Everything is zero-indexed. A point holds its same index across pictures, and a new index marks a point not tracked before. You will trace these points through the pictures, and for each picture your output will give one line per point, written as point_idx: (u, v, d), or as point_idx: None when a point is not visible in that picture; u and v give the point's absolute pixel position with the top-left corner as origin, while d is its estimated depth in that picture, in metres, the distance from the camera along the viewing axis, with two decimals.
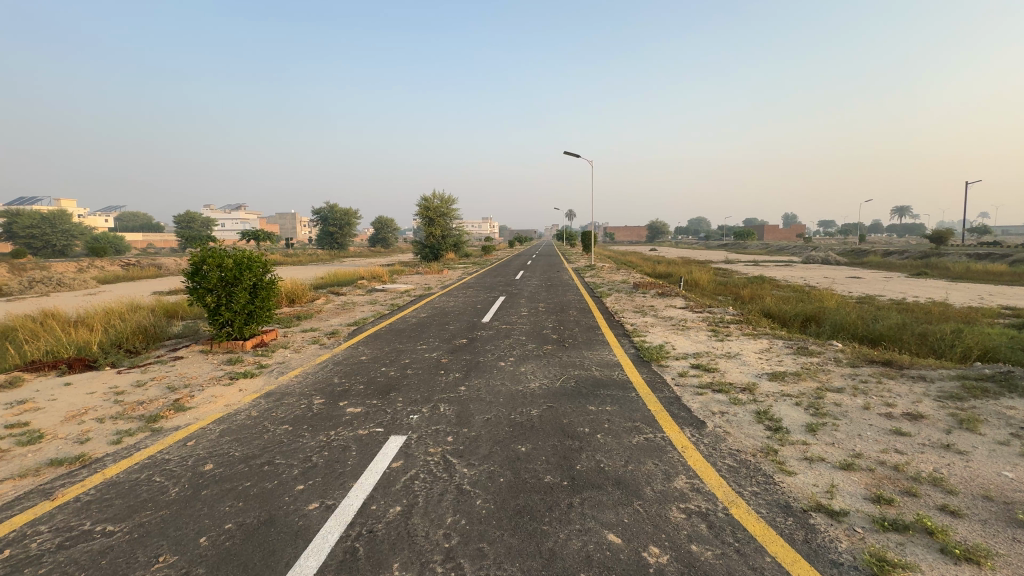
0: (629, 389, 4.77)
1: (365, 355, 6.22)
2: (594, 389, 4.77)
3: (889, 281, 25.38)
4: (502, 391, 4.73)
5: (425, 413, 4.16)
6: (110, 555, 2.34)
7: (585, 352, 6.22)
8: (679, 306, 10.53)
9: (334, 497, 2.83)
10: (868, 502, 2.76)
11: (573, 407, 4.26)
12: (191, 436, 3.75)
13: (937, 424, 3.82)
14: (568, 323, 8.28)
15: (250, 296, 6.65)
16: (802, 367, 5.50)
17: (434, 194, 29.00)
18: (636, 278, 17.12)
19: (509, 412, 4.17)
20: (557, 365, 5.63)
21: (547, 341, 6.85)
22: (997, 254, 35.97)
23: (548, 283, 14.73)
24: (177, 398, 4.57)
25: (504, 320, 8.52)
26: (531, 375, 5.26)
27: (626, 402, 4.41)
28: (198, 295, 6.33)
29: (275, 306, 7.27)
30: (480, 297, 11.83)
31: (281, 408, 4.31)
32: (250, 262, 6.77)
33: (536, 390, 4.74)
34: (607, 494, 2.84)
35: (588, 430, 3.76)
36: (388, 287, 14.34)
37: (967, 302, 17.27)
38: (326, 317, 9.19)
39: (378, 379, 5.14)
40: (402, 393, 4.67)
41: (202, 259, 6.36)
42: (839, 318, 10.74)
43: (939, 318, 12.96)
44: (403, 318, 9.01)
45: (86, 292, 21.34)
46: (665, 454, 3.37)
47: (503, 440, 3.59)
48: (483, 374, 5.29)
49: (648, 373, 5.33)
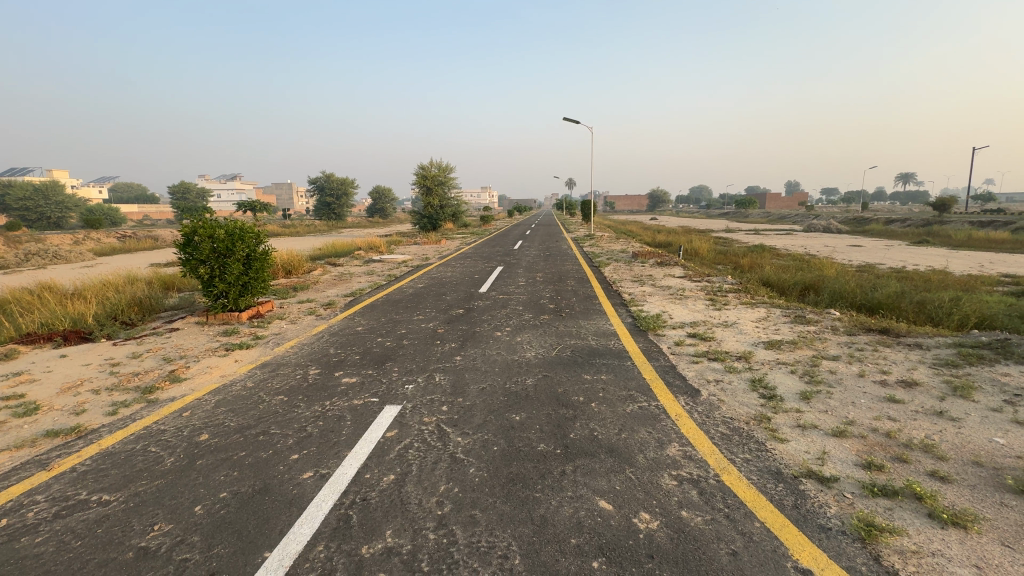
0: (624, 358, 4.77)
1: (361, 326, 6.20)
2: (590, 359, 4.75)
3: (890, 248, 25.29)
4: (497, 360, 4.74)
5: (420, 383, 4.17)
6: (106, 524, 2.36)
7: (582, 321, 6.21)
8: (678, 276, 10.47)
9: (328, 466, 2.84)
10: (859, 468, 2.78)
11: (568, 376, 4.28)
12: (186, 406, 3.76)
13: (931, 391, 3.83)
14: (566, 292, 8.24)
15: (243, 267, 6.58)
16: (799, 336, 5.49)
17: (431, 162, 28.52)
18: (635, 248, 17.03)
19: (504, 381, 4.17)
20: (554, 334, 5.62)
21: (545, 311, 6.83)
22: (1001, 222, 35.68)
23: (547, 254, 14.63)
24: (172, 369, 4.57)
25: (501, 290, 8.48)
26: (527, 344, 5.25)
27: (621, 370, 4.41)
28: (191, 267, 6.25)
29: (270, 277, 7.21)
30: (478, 267, 11.75)
31: (277, 379, 4.31)
32: (243, 232, 6.67)
33: (532, 360, 4.74)
34: (600, 462, 2.85)
35: (583, 399, 3.76)
36: (386, 258, 14.26)
37: (966, 270, 17.22)
38: (324, 289, 9.14)
39: (373, 350, 5.13)
40: (397, 363, 4.67)
41: (194, 229, 6.27)
42: (837, 287, 10.71)
43: (938, 287, 12.94)
44: (400, 288, 8.96)
45: (83, 264, 21.23)
46: (658, 422, 3.37)
47: (497, 410, 3.59)
48: (479, 344, 5.28)
49: (644, 342, 5.32)
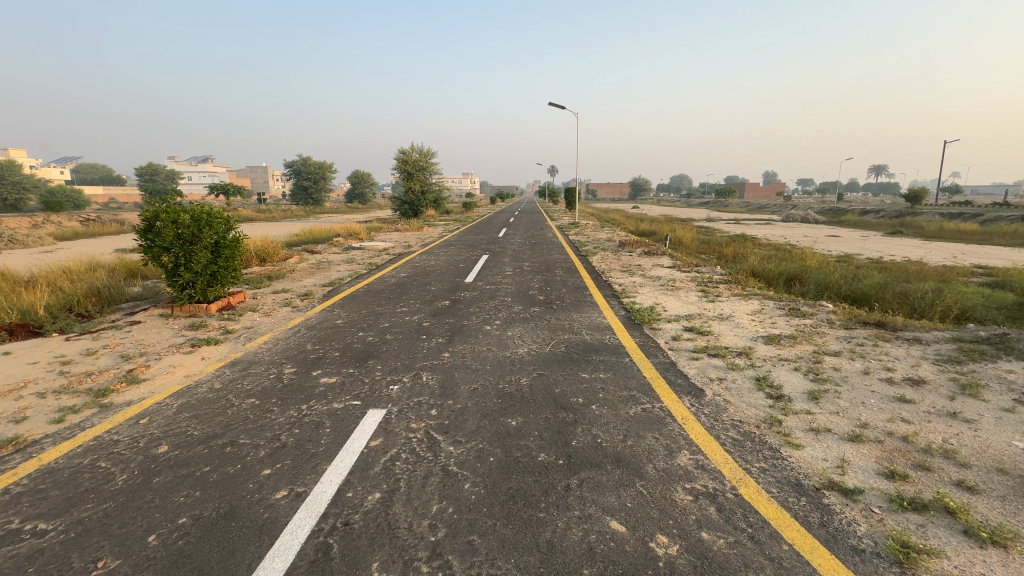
0: (622, 354, 4.54)
1: (341, 319, 5.83)
2: (586, 355, 4.50)
3: (867, 239, 25.75)
4: (488, 357, 4.45)
5: (406, 383, 3.86)
6: (40, 561, 2.01)
7: (574, 314, 5.96)
8: (667, 265, 10.31)
9: (304, 483, 2.53)
10: (882, 478, 2.60)
11: (565, 375, 4.02)
12: (144, 412, 3.38)
13: (940, 390, 3.69)
14: (554, 283, 7.97)
15: (212, 255, 6.13)
16: (797, 330, 5.34)
17: (413, 146, 27.75)
18: (621, 236, 16.84)
19: (496, 381, 3.89)
20: (546, 329, 5.35)
21: (535, 303, 6.55)
22: (970, 214, 36.74)
23: (533, 242, 14.33)
24: (130, 368, 4.15)
25: (487, 280, 8.16)
26: (518, 340, 4.98)
27: (620, 368, 4.18)
28: (153, 255, 5.77)
29: (242, 266, 6.76)
30: (462, 255, 11.38)
31: (248, 380, 3.94)
32: (211, 218, 6.20)
33: (525, 357, 4.46)
34: (607, 474, 2.61)
35: (582, 401, 3.51)
36: (366, 245, 13.76)
37: (940, 261, 17.57)
38: (300, 278, 8.66)
39: (354, 346, 4.78)
40: (381, 360, 4.34)
41: (156, 214, 5.77)
42: (822, 278, 10.71)
43: (917, 277, 13.11)
44: (381, 278, 8.56)
45: (42, 249, 20.08)
46: (664, 426, 3.15)
47: (491, 414, 3.31)
48: (468, 339, 4.98)
49: (640, 336, 5.10)
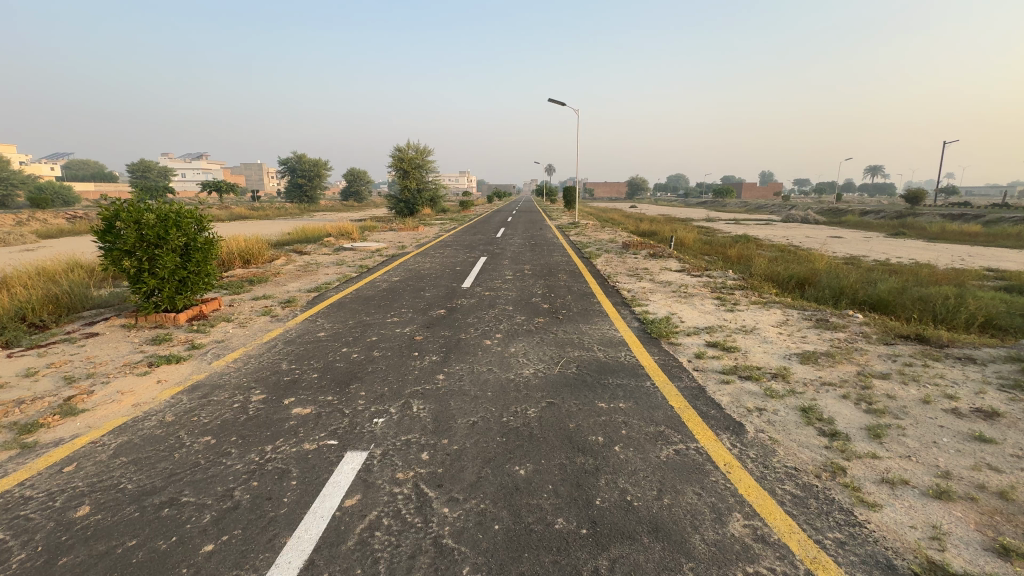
0: (642, 377, 3.96)
1: (324, 331, 5.24)
2: (600, 378, 3.93)
3: (870, 240, 25.33)
4: (489, 381, 3.86)
5: (393, 416, 3.27)
6: None
7: (583, 326, 5.38)
8: (675, 269, 9.76)
9: (254, 568, 1.95)
10: (995, 557, 2.03)
11: (579, 405, 3.44)
12: (72, 456, 2.78)
13: (1021, 427, 3.13)
14: (558, 289, 7.40)
15: (180, 259, 5.52)
16: (832, 346, 4.78)
17: (408, 143, 27.05)
18: (623, 237, 16.29)
19: (499, 413, 3.31)
20: (553, 344, 4.77)
21: (538, 312, 5.97)
22: (971, 215, 36.42)
23: (533, 243, 13.76)
24: (71, 395, 3.55)
25: (486, 285, 7.58)
26: (522, 358, 4.40)
27: (642, 395, 3.60)
28: (113, 259, 5.14)
29: (217, 270, 6.14)
30: (459, 257, 10.78)
31: (206, 411, 3.34)
32: (179, 217, 5.59)
33: (531, 381, 3.88)
34: (645, 552, 2.04)
35: (602, 441, 2.95)
36: (359, 245, 13.13)
37: (949, 263, 17.10)
38: (284, 282, 8.04)
39: (335, 366, 4.18)
40: (364, 385, 3.75)
41: (116, 214, 5.16)
42: (836, 282, 10.19)
43: (930, 281, 12.60)
44: (372, 282, 7.96)
45: (21, 247, 19.29)
46: (706, 478, 2.58)
47: (494, 459, 2.74)
48: (466, 357, 4.40)
49: (659, 354, 4.53)
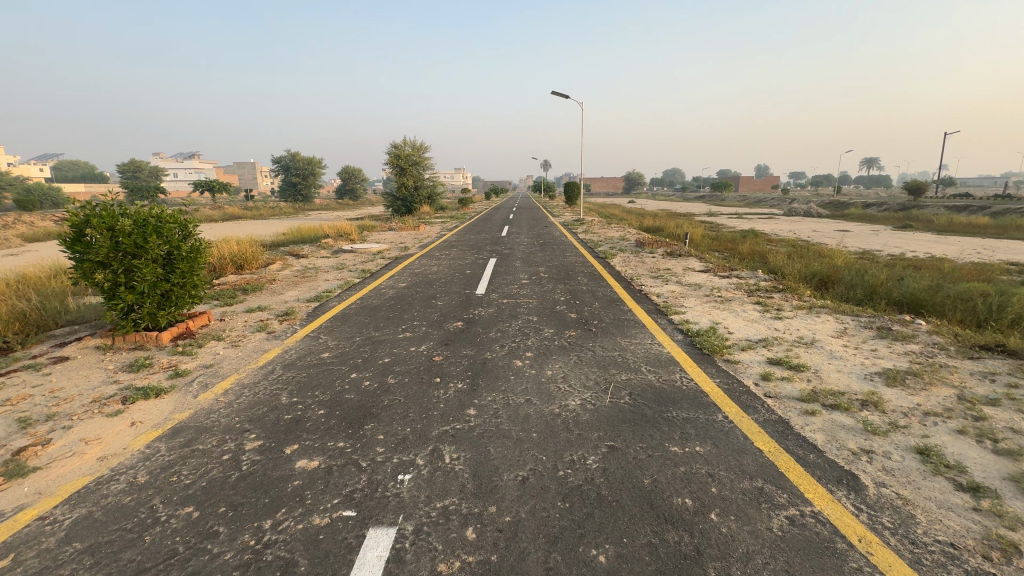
0: (710, 408, 3.34)
1: (328, 351, 4.58)
2: (661, 411, 3.30)
3: (880, 233, 24.75)
4: (531, 417, 3.22)
5: (422, 471, 2.63)
6: None
7: (623, 341, 4.74)
8: (700, 269, 9.13)
9: None
10: None
11: (647, 451, 2.81)
12: (10, 543, 2.13)
13: None
14: (581, 295, 6.77)
15: (162, 271, 4.85)
16: (913, 363, 4.17)
17: (405, 139, 26.31)
18: (633, 234, 15.65)
19: (552, 463, 2.68)
20: (593, 364, 4.14)
21: (567, 324, 5.34)
22: (978, 206, 35.97)
23: (541, 242, 13.10)
24: (23, 445, 2.90)
25: (502, 292, 6.94)
26: (563, 384, 3.76)
27: (719, 435, 2.98)
28: (84, 271, 4.46)
29: (205, 281, 5.47)
30: (467, 259, 10.11)
31: (188, 467, 2.69)
32: (160, 222, 4.91)
33: (581, 415, 3.25)
34: None
35: (693, 506, 2.32)
36: (358, 247, 12.43)
37: (967, 257, 16.54)
38: (281, 290, 7.38)
39: (345, 399, 3.53)
40: (382, 427, 3.11)
41: (86, 219, 4.49)
42: (866, 279, 9.57)
43: (958, 277, 11.99)
44: (377, 289, 7.31)
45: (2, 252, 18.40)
46: (846, 565, 1.96)
47: (562, 539, 2.11)
48: (497, 383, 3.76)
49: (720, 376, 3.91)
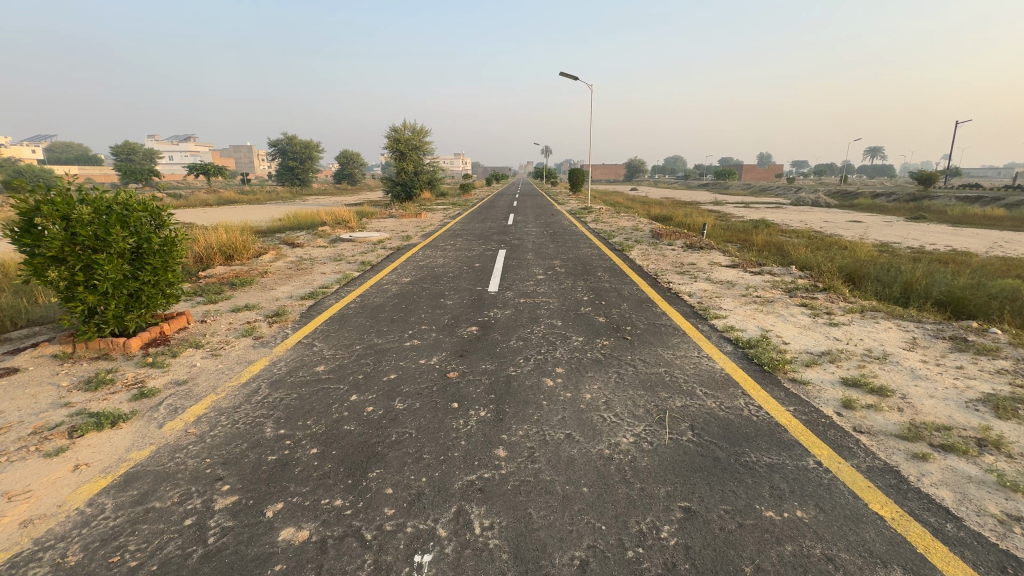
0: (798, 452, 2.68)
1: (324, 364, 3.92)
2: (737, 454, 2.65)
3: (895, 225, 24.01)
4: (576, 461, 2.57)
5: (444, 549, 1.98)
6: None
7: (666, 354, 4.08)
8: (726, 265, 8.46)
9: None
10: None
11: (736, 517, 2.16)
12: None
13: None
14: (606, 294, 6.10)
15: (130, 267, 4.15)
16: (1016, 387, 3.51)
17: (405, 123, 25.40)
18: (646, 224, 14.91)
19: (616, 539, 2.03)
20: (639, 386, 3.48)
21: (598, 330, 4.68)
22: (990, 197, 35.14)
23: (551, 232, 12.39)
24: None
25: (518, 289, 6.26)
26: (608, 412, 3.10)
27: (821, 494, 2.34)
28: (34, 268, 3.76)
29: (181, 277, 4.77)
30: (474, 251, 9.40)
31: (136, 541, 2.04)
32: (126, 211, 4.20)
33: (638, 460, 2.60)
34: None
35: None
36: (357, 235, 11.70)
37: (992, 251, 15.84)
38: (272, 285, 6.69)
39: (343, 432, 2.87)
40: (391, 475, 2.45)
41: (34, 206, 3.77)
42: (902, 276, 8.90)
43: (992, 273, 11.32)
44: (379, 285, 6.63)
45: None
46: None
47: None
48: (527, 411, 3.10)
49: (793, 403, 3.26)
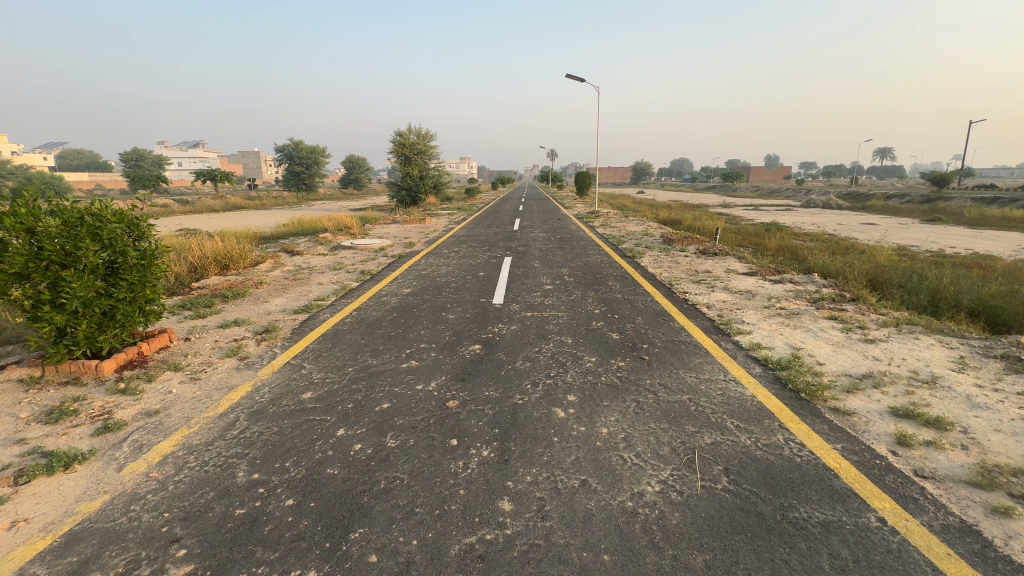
0: (856, 506, 2.28)
1: (311, 390, 3.55)
2: (784, 509, 2.25)
3: (912, 227, 23.40)
4: (595, 519, 2.18)
5: None
6: None
7: (689, 378, 3.68)
8: (743, 272, 8.03)
9: None
10: None
11: None
12: None
13: None
14: (619, 306, 5.70)
15: (103, 284, 3.83)
16: None
17: (410, 127, 25.19)
18: (656, 228, 14.48)
19: None
20: (662, 418, 3.08)
21: (612, 349, 4.28)
22: (1007, 198, 34.30)
23: (559, 238, 12.00)
24: None
25: (524, 301, 5.89)
26: (628, 452, 2.70)
27: (892, 565, 1.93)
28: None
29: (163, 292, 4.44)
30: (479, 258, 9.05)
31: None
32: (100, 222, 3.88)
33: (667, 516, 2.20)
34: None
35: None
36: (359, 242, 11.37)
37: (1019, 254, 15.23)
38: (266, 296, 6.37)
39: (324, 478, 2.49)
40: (375, 538, 2.07)
41: None
42: (931, 283, 8.40)
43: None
44: (378, 297, 6.28)
45: None
46: None
47: None
48: (536, 451, 2.71)
49: (841, 440, 2.84)
